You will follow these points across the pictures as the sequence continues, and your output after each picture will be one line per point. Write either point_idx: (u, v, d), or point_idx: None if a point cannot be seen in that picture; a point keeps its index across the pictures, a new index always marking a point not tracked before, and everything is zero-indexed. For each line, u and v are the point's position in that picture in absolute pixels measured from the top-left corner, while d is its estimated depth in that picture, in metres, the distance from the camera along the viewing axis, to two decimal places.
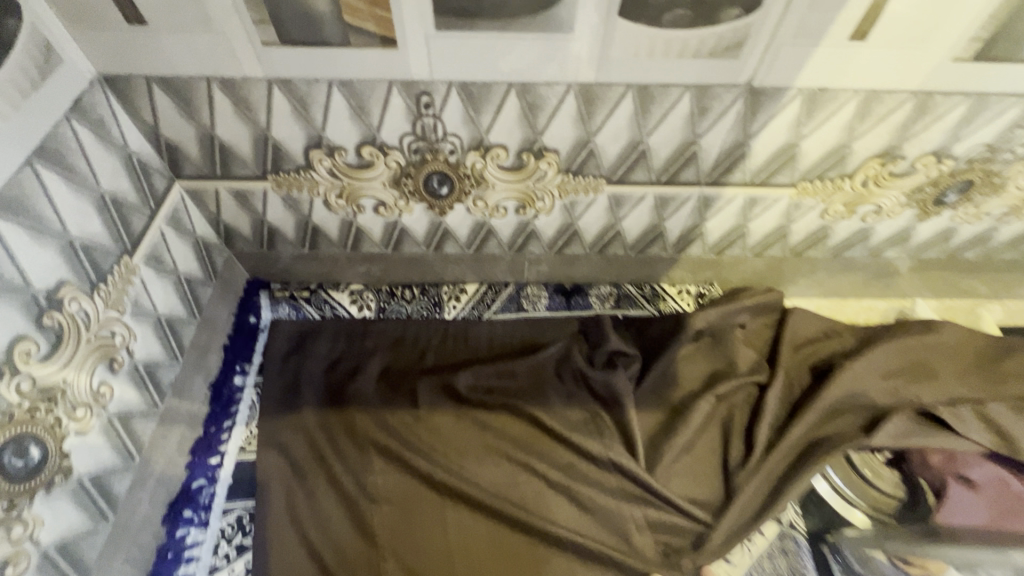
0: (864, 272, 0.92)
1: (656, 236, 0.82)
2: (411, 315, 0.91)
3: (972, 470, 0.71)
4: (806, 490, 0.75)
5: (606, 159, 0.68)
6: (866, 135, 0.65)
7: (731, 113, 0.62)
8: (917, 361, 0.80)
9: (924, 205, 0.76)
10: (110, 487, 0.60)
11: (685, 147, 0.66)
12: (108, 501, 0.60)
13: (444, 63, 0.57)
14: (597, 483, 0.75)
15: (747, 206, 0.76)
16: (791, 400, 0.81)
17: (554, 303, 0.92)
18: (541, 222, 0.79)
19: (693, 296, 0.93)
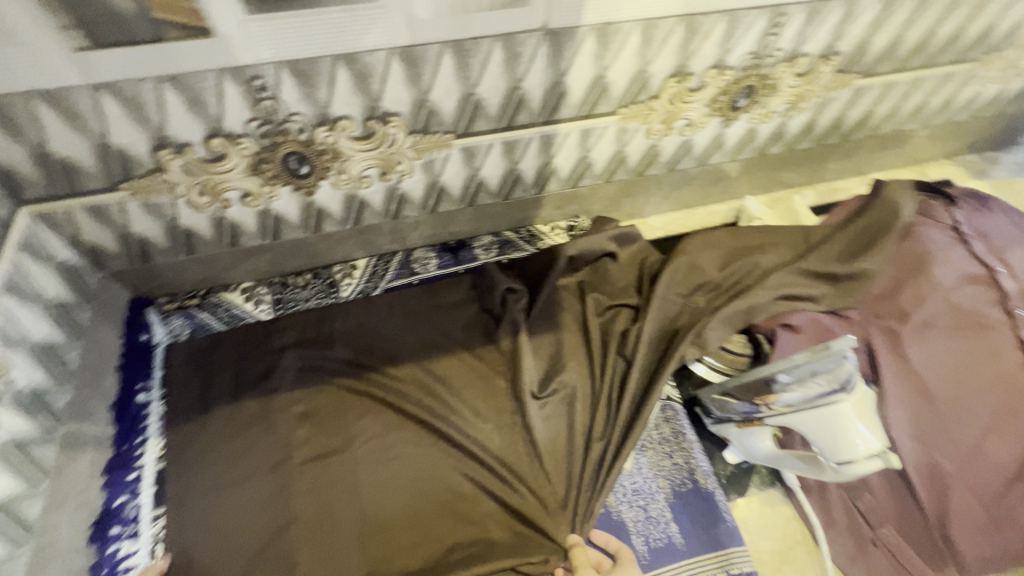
0: (699, 181, 1.07)
1: (515, 179, 0.91)
2: (309, 299, 0.95)
3: (794, 317, 0.88)
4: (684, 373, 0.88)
5: (446, 115, 0.76)
6: (656, 58, 0.77)
7: (540, 55, 0.71)
8: (745, 247, 0.97)
9: (723, 112, 0.91)
10: (20, 513, 0.65)
11: (511, 92, 0.75)
12: (22, 526, 0.65)
13: (256, 42, 0.60)
14: (502, 418, 0.84)
15: (583, 138, 0.87)
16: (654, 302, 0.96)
17: (443, 261, 1.00)
18: (407, 184, 0.86)
19: (563, 231, 1.04)
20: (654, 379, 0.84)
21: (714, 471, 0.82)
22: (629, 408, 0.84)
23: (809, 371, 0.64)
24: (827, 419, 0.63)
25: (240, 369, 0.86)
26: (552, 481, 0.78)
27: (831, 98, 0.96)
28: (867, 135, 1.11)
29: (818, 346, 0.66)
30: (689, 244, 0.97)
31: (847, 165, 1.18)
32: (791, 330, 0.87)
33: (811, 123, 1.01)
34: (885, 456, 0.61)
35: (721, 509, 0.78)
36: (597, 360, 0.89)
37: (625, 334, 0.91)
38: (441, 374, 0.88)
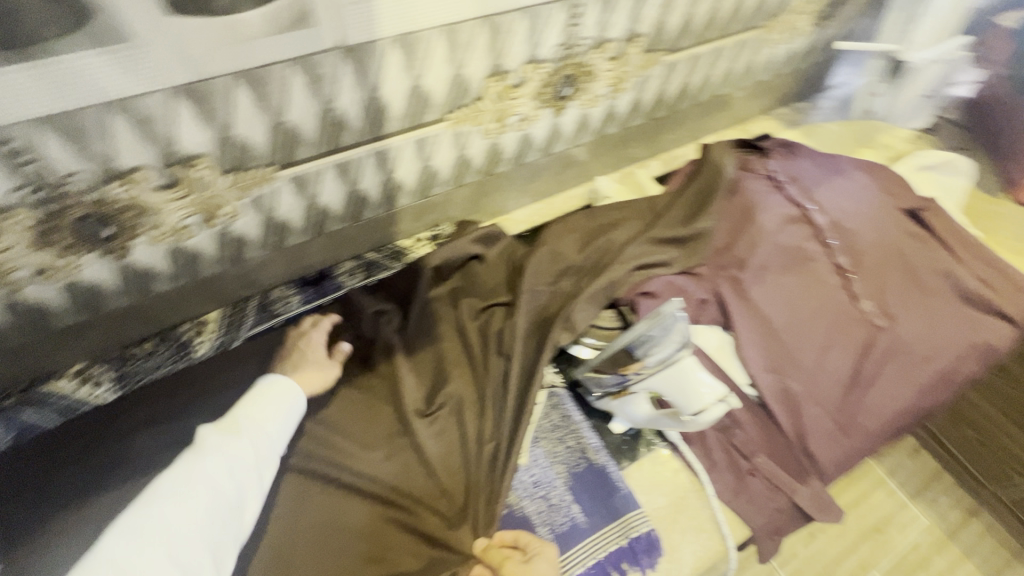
0: (550, 170, 1.11)
1: (359, 199, 0.89)
2: (159, 368, 0.86)
3: (651, 284, 0.94)
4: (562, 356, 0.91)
5: (260, 148, 0.71)
6: (469, 61, 0.78)
7: (345, 74, 0.69)
8: (600, 226, 1.02)
9: (552, 103, 0.94)
10: None
11: (326, 114, 0.73)
12: None
13: (83, 79, 0.55)
14: (393, 446, 0.82)
15: (419, 148, 0.86)
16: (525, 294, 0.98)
17: (306, 295, 0.95)
18: (240, 226, 0.80)
19: (428, 241, 1.03)
20: (533, 370, 0.86)
21: (604, 444, 0.86)
22: (514, 404, 0.85)
23: (652, 330, 0.75)
24: (678, 373, 0.71)
25: (85, 465, 0.76)
26: (448, 492, 0.79)
27: (648, 76, 1.03)
28: (690, 104, 1.21)
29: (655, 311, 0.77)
30: (549, 234, 1.00)
31: (681, 132, 1.28)
32: (649, 296, 0.93)
33: (637, 101, 1.08)
34: (728, 400, 0.71)
35: (614, 479, 0.82)
36: (479, 364, 0.89)
37: (502, 333, 0.91)
38: (323, 417, 0.84)
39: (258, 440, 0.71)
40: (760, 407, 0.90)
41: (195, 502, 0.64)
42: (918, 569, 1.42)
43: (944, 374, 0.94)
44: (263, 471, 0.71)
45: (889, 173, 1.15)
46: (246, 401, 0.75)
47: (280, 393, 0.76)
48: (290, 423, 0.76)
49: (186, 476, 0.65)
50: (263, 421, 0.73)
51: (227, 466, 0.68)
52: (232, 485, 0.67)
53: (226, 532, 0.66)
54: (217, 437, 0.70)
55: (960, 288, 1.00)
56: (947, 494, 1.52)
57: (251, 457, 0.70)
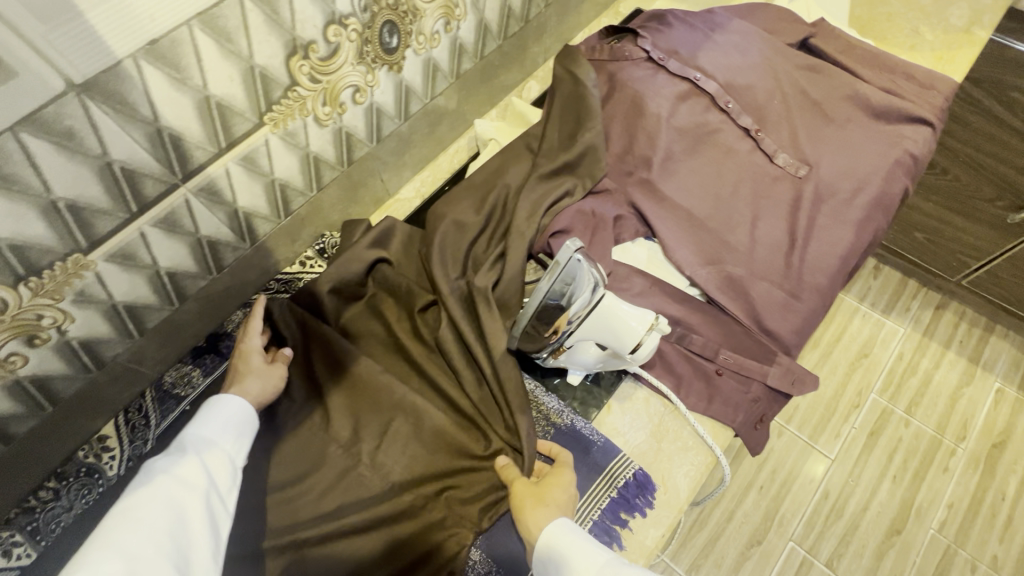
0: (420, 132, 0.99)
1: (210, 245, 0.77)
2: (71, 507, 0.74)
3: (561, 221, 0.85)
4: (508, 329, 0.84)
5: (43, 240, 0.59)
6: (253, 47, 0.64)
7: (101, 117, 0.56)
8: (491, 175, 0.92)
9: (383, 60, 0.81)
10: None
11: (108, 171, 0.60)
12: None
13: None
14: (358, 485, 0.74)
15: (249, 165, 0.74)
16: (426, 277, 0.88)
17: (206, 366, 0.84)
18: (78, 330, 0.69)
19: (318, 256, 0.92)
20: (488, 373, 0.79)
21: (565, 402, 0.81)
22: (483, 410, 0.79)
23: (557, 282, 0.67)
24: (604, 318, 0.69)
25: None
26: (450, 526, 0.73)
27: None
28: (544, 5, 1.08)
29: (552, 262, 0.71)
30: (439, 204, 0.90)
31: (547, 41, 1.16)
32: (562, 233, 0.84)
33: (481, 24, 0.95)
34: (657, 326, 0.69)
35: (586, 434, 0.77)
36: (428, 376, 0.81)
37: (436, 338, 0.82)
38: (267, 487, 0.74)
39: (215, 451, 0.62)
40: (708, 304, 0.85)
41: (149, 533, 0.52)
42: (911, 376, 1.45)
43: (876, 200, 0.89)
44: (229, 488, 0.61)
45: (769, 10, 1.06)
46: (198, 415, 0.66)
47: (230, 399, 0.67)
48: (249, 434, 0.67)
49: (135, 504, 0.54)
50: (219, 433, 0.64)
51: (189, 484, 0.57)
52: (196, 504, 0.56)
53: (196, 561, 0.54)
54: (171, 457, 0.59)
55: (869, 106, 0.94)
56: (917, 299, 1.55)
57: (211, 471, 0.60)
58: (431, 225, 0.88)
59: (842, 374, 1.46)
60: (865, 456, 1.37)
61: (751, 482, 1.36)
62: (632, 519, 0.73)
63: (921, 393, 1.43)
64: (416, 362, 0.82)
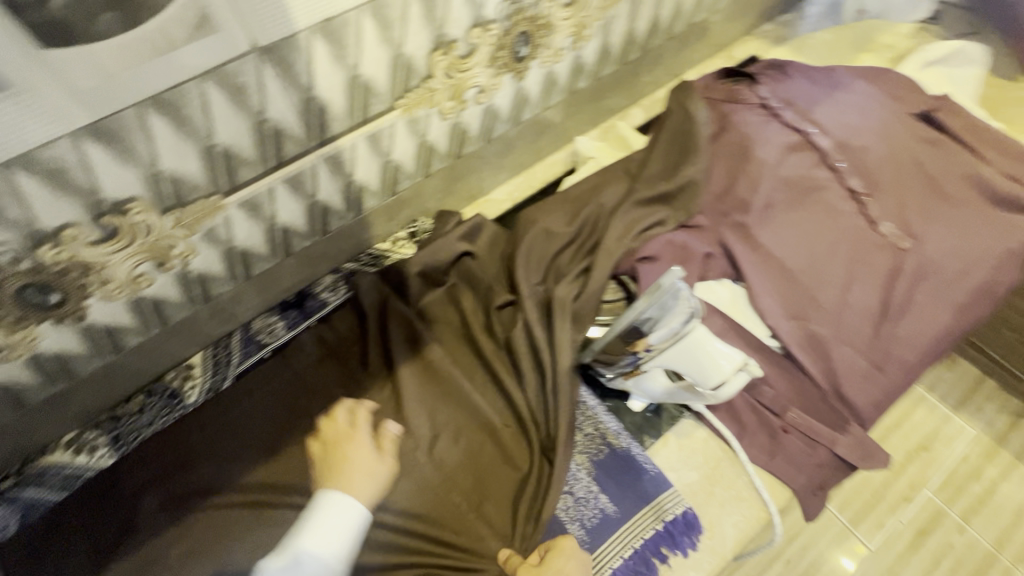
0: (524, 139, 1.03)
1: (323, 210, 0.83)
2: (152, 421, 0.80)
3: (650, 248, 0.86)
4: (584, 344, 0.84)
5: (196, 178, 0.65)
6: (406, 38, 0.69)
7: (268, 79, 0.62)
8: (586, 191, 0.94)
9: (510, 67, 0.85)
10: None
11: (260, 128, 0.66)
12: None
13: (10, 138, 0.50)
14: (411, 462, 0.77)
15: (374, 143, 0.79)
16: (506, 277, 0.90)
17: (290, 319, 0.89)
18: (199, 263, 0.75)
19: (408, 239, 0.96)
20: (550, 383, 0.79)
21: (623, 425, 0.81)
22: (540, 417, 0.80)
23: (654, 308, 0.69)
24: (691, 351, 0.68)
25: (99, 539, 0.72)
26: (490, 526, 0.74)
27: (612, 18, 0.93)
28: (664, 38, 1.10)
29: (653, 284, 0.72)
30: (532, 210, 0.93)
31: (659, 71, 1.18)
32: (650, 260, 0.85)
33: (604, 47, 0.98)
34: (747, 367, 0.68)
35: (640, 461, 0.77)
36: (495, 372, 0.83)
37: (508, 338, 0.84)
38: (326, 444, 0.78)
39: (316, 561, 0.64)
40: (785, 359, 0.83)
41: None
42: (974, 482, 1.35)
43: (981, 287, 0.86)
44: None
45: (894, 76, 1.04)
46: (310, 510, 0.68)
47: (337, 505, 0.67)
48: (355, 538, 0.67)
49: None
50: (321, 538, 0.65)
51: None
52: None
53: None
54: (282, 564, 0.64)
55: (987, 190, 0.91)
56: (994, 401, 1.45)
57: None
58: (523, 229, 0.90)
59: (896, 464, 1.38)
60: (907, 555, 1.29)
61: (778, 554, 1.30)
62: (673, 555, 0.72)
63: (982, 502, 1.33)
64: (483, 357, 0.84)
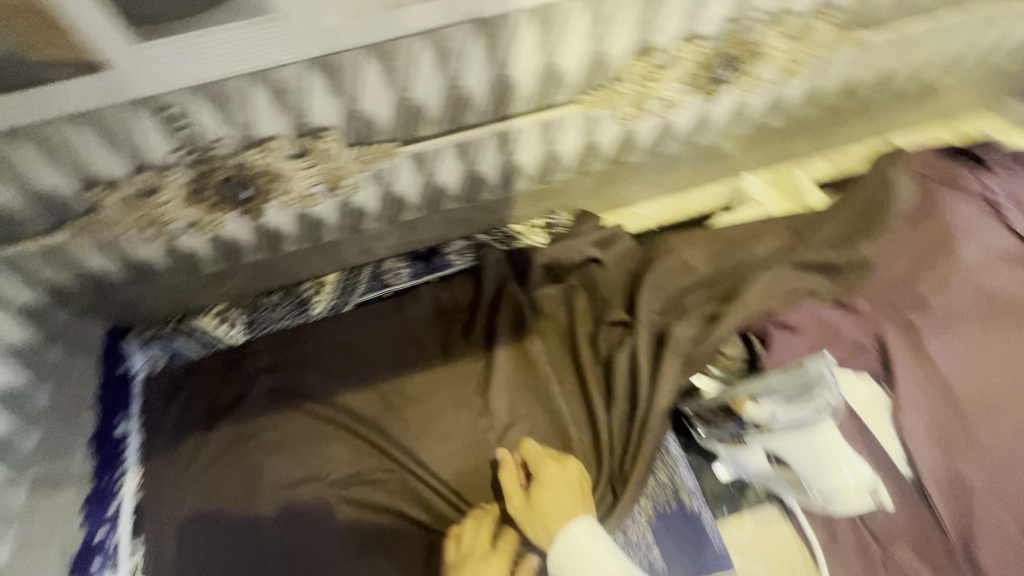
0: (690, 163, 0.98)
1: (477, 181, 0.86)
2: (281, 319, 0.89)
3: (793, 316, 0.78)
4: (683, 390, 0.79)
5: (384, 123, 0.71)
6: (610, 39, 0.70)
7: (475, 49, 0.66)
8: (741, 235, 0.87)
9: (704, 87, 0.81)
10: None
11: (451, 93, 0.70)
12: None
13: (256, 53, 0.58)
14: (478, 439, 0.80)
15: (545, 131, 0.80)
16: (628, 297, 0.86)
17: (416, 270, 0.93)
18: (360, 197, 0.82)
19: (544, 230, 0.95)
20: (637, 419, 0.76)
21: (701, 488, 0.76)
22: (616, 447, 0.77)
23: (794, 388, 0.66)
24: (813, 449, 0.65)
25: (217, 404, 0.83)
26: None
27: (829, 61, 0.85)
28: (882, 94, 0.98)
29: (794, 365, 0.68)
30: (677, 237, 0.88)
31: (862, 128, 1.05)
32: (789, 330, 0.77)
33: (811, 89, 0.90)
34: (874, 489, 0.66)
35: (706, 530, 0.72)
36: (585, 387, 0.81)
37: (610, 358, 0.81)
38: (411, 394, 0.84)
39: None
40: (914, 492, 0.71)
41: None
42: None
43: None
44: None
45: None
46: None
47: None
48: None
49: None
50: None
51: None
52: None
53: None
54: None
55: None
56: None
57: None
58: (660, 254, 0.87)
59: None
60: None
61: None
62: None
63: None
64: (580, 368, 0.83)
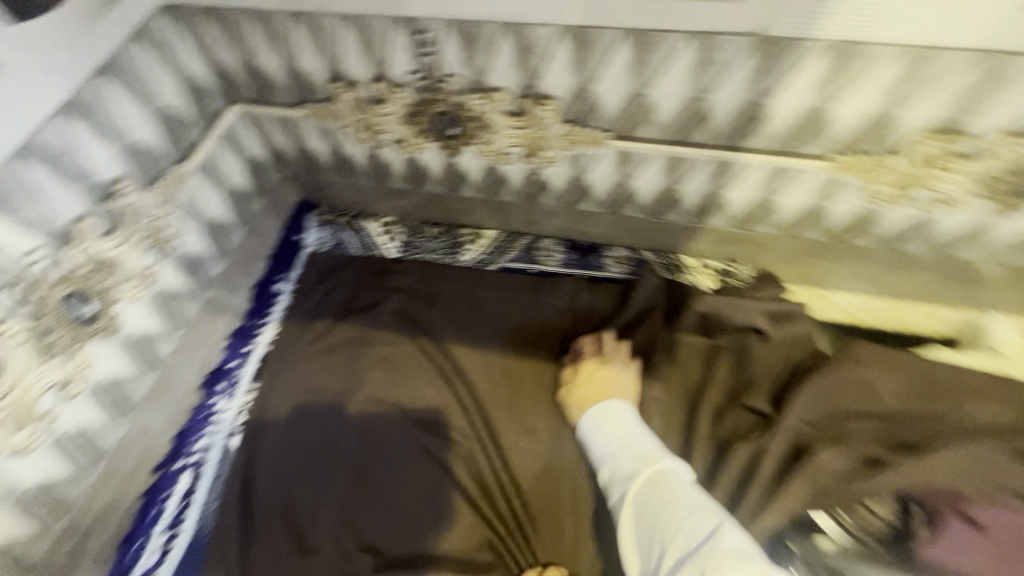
0: (928, 274, 0.80)
1: (672, 200, 0.80)
2: (433, 251, 0.93)
3: (982, 510, 0.56)
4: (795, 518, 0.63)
5: (608, 111, 0.68)
6: (910, 104, 0.60)
7: (743, 69, 0.60)
8: (959, 382, 0.68)
9: (1001, 199, 0.66)
10: (128, 393, 0.75)
11: (692, 104, 0.65)
12: (127, 403, 0.75)
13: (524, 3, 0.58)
14: (555, 452, 0.73)
15: (773, 176, 0.72)
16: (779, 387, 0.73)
17: (568, 259, 0.91)
18: (550, 172, 0.80)
19: (715, 272, 0.87)
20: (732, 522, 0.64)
21: None
22: None
23: None
24: None
25: (349, 311, 0.87)
26: (572, 563, 0.67)
27: None
28: None
29: None
30: (871, 351, 0.72)
31: None
32: (976, 527, 0.55)
33: None
34: None
35: None
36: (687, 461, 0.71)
37: (728, 444, 0.70)
38: (513, 375, 0.80)
39: None
40: None
41: None
42: None
43: None
44: None
45: None
46: None
47: None
48: None
49: None
50: None
51: None
52: None
53: None
54: None
55: None
56: None
57: None
58: (843, 359, 0.72)
59: None
60: None
61: None
62: None
63: None
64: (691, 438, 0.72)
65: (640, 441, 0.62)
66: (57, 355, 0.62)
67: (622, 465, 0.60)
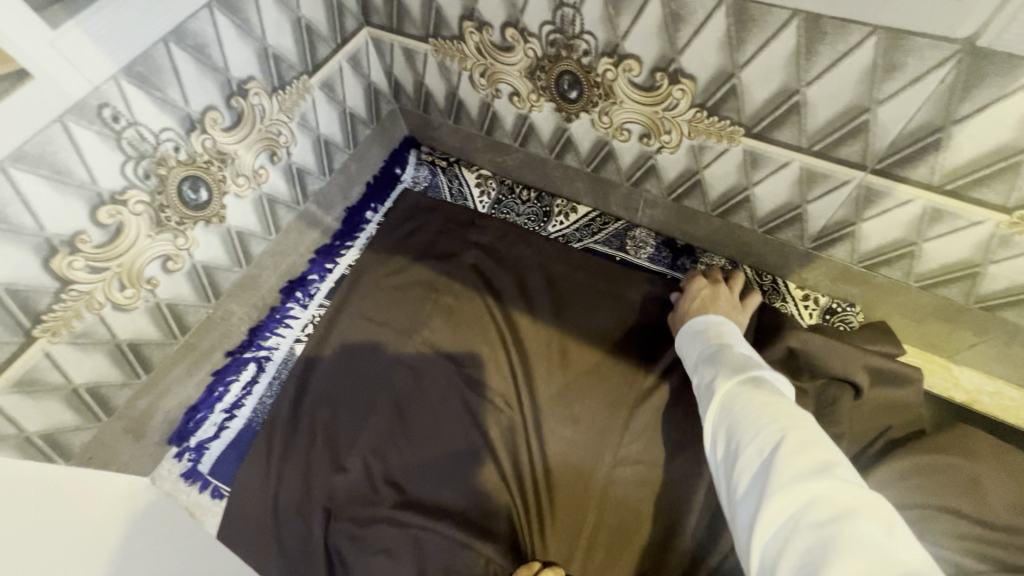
0: None
1: (794, 217, 0.71)
2: (521, 215, 0.92)
3: None
4: None
5: (750, 103, 0.61)
6: None
7: (934, 82, 0.50)
8: None
9: None
10: (217, 281, 0.78)
11: (855, 113, 0.56)
12: (213, 288, 0.79)
13: None
14: (594, 452, 0.68)
15: (927, 217, 0.61)
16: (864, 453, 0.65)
17: (657, 255, 0.86)
18: (665, 158, 0.74)
19: (818, 310, 0.79)
20: None
21: None
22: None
23: None
24: None
25: (428, 253, 0.87)
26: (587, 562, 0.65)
27: None
28: None
29: None
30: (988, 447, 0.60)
31: None
32: None
33: None
34: None
35: None
36: None
37: None
38: (570, 360, 0.75)
39: None
40: None
41: None
42: None
43: None
44: None
45: None
46: None
47: None
48: None
49: None
50: None
51: None
52: None
53: None
54: None
55: None
56: None
57: None
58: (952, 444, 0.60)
59: None
60: None
61: None
62: None
63: None
64: None
65: (741, 349, 0.58)
66: (166, 230, 0.67)
67: (718, 357, 0.57)
